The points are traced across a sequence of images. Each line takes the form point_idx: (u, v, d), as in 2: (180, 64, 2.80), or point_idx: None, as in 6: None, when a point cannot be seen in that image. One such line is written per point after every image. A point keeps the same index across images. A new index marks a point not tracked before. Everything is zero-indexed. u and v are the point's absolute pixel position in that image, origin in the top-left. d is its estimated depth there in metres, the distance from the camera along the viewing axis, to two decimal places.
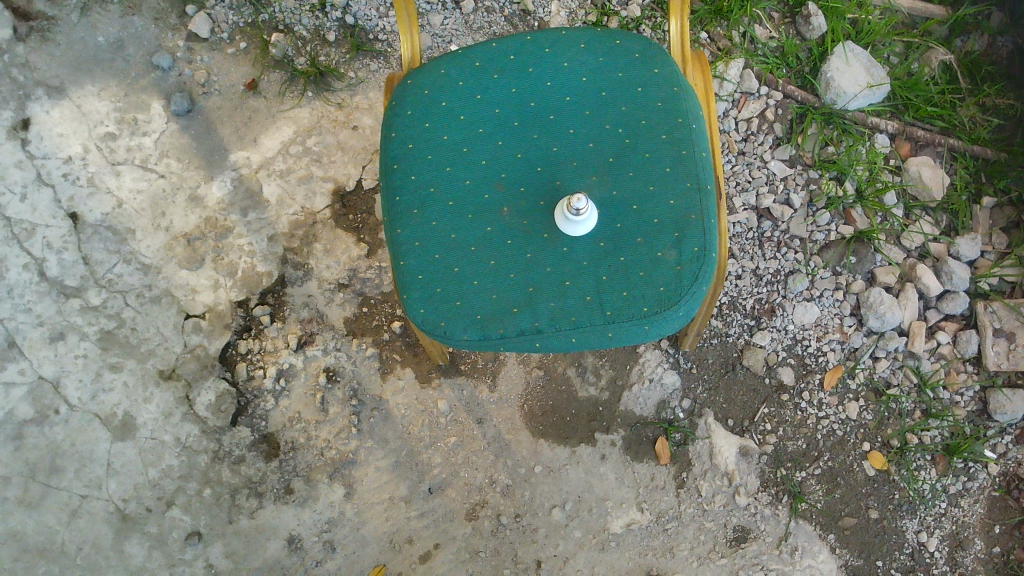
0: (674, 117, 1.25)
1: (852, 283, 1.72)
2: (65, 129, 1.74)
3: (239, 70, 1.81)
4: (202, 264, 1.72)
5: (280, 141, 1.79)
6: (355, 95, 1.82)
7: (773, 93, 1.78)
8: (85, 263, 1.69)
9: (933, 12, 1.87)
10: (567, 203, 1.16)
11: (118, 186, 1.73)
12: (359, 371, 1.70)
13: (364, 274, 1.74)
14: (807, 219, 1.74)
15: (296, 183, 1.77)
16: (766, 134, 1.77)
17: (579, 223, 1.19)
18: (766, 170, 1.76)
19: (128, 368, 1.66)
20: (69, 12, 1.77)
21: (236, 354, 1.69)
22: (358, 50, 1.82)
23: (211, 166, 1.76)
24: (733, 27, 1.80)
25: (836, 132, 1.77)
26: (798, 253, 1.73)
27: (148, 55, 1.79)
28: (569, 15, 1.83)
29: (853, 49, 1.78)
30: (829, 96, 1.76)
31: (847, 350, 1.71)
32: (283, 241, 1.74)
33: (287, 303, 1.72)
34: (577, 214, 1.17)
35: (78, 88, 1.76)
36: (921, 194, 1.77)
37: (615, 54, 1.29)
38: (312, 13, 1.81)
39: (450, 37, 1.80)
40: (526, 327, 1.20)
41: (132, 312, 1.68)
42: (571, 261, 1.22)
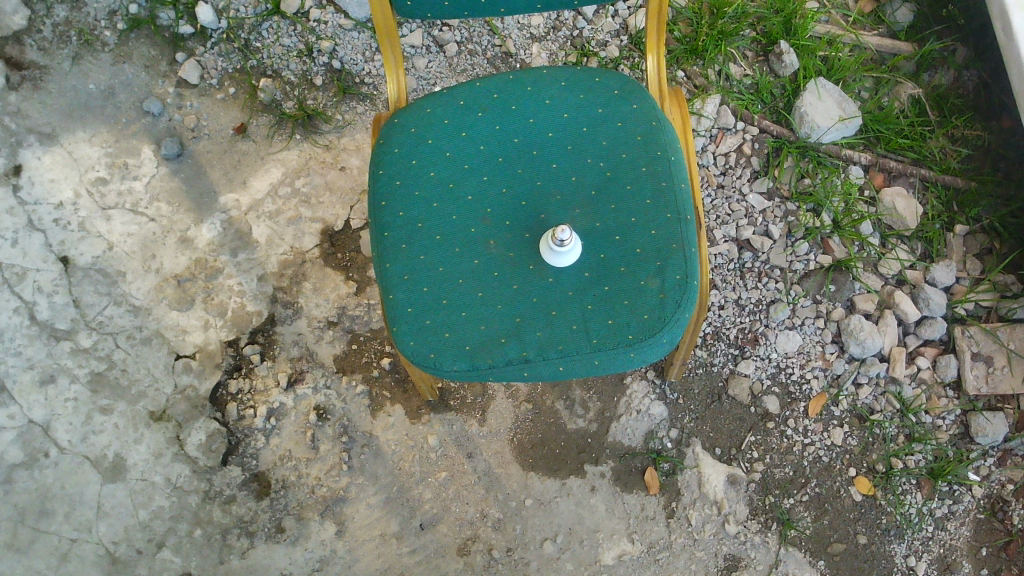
0: (654, 150, 1.29)
1: (833, 311, 1.76)
2: (56, 174, 1.77)
3: (228, 115, 1.85)
4: (192, 305, 1.74)
5: (269, 183, 1.82)
6: (343, 137, 1.86)
7: (749, 127, 1.84)
8: (75, 306, 1.71)
9: (901, 48, 1.94)
10: (552, 238, 1.21)
11: (108, 229, 1.76)
12: (349, 409, 1.71)
13: (353, 312, 1.76)
14: (786, 249, 1.78)
15: (285, 224, 1.80)
16: (744, 167, 1.83)
17: (568, 254, 1.23)
18: (745, 203, 1.80)
19: (119, 410, 1.67)
20: (60, 61, 1.82)
21: (227, 394, 1.70)
22: (345, 93, 1.86)
23: (201, 208, 1.79)
24: (709, 65, 1.86)
25: (811, 165, 1.82)
26: (779, 283, 1.77)
27: (139, 101, 1.83)
28: (550, 56, 1.88)
29: (826, 85, 1.84)
30: (803, 130, 1.81)
31: (830, 377, 1.74)
32: (272, 280, 1.77)
33: (277, 341, 1.74)
34: (563, 246, 1.21)
35: (69, 135, 1.79)
36: (896, 223, 1.81)
37: (595, 90, 1.34)
38: (300, 58, 1.86)
39: (435, 80, 1.85)
40: (514, 357, 1.22)
41: (122, 353, 1.70)
42: (557, 292, 1.25)
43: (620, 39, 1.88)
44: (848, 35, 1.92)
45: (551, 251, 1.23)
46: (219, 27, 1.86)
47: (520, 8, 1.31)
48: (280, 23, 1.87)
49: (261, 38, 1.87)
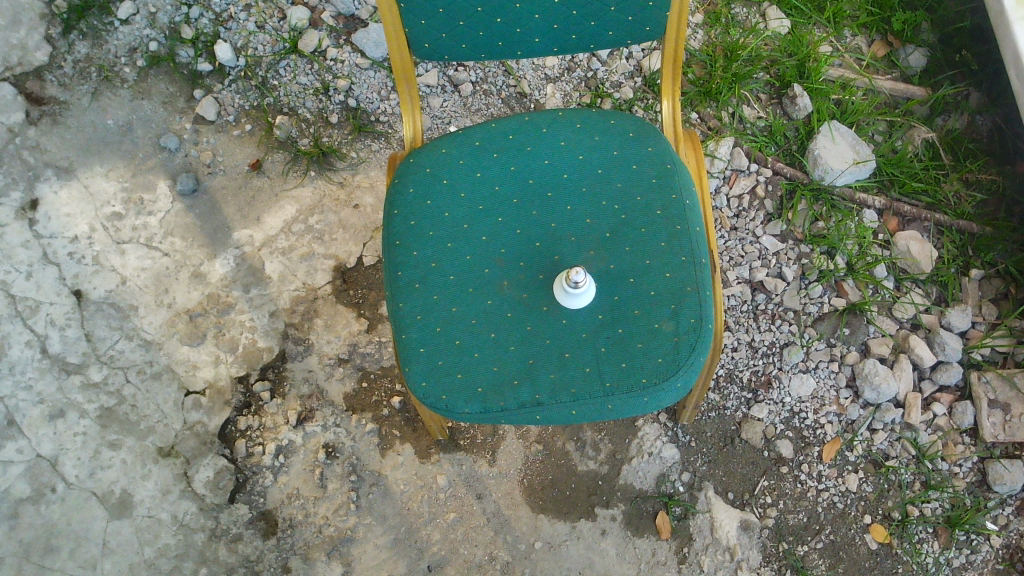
0: (669, 193, 1.29)
1: (847, 355, 1.75)
2: (73, 208, 1.79)
3: (244, 151, 1.86)
4: (203, 340, 1.74)
5: (283, 220, 1.82)
6: (357, 174, 1.86)
7: (763, 169, 1.84)
8: (87, 340, 1.71)
9: (915, 93, 1.94)
10: (566, 282, 1.21)
11: (122, 264, 1.77)
12: (358, 447, 1.70)
13: (364, 349, 1.75)
14: (800, 291, 1.78)
15: (298, 261, 1.80)
16: (757, 210, 1.82)
17: (580, 295, 1.22)
18: (759, 245, 1.80)
19: (127, 446, 1.66)
20: (80, 96, 1.84)
21: (236, 431, 1.69)
22: (360, 131, 1.87)
23: (215, 244, 1.80)
24: (722, 107, 1.86)
25: (825, 208, 1.82)
26: (792, 325, 1.77)
27: (156, 137, 1.85)
28: (565, 97, 1.89)
29: (839, 128, 1.84)
30: (817, 173, 1.81)
31: (845, 422, 1.73)
32: (284, 316, 1.76)
33: (287, 378, 1.73)
34: (575, 289, 1.21)
35: (86, 170, 1.81)
36: (911, 267, 1.80)
37: (609, 133, 1.34)
38: (316, 96, 1.87)
39: (450, 118, 1.86)
40: (527, 400, 1.22)
41: (132, 388, 1.69)
42: (570, 334, 1.25)
43: (634, 81, 1.90)
44: (862, 79, 1.93)
45: (565, 289, 1.23)
46: (237, 65, 1.87)
47: (537, 51, 1.32)
48: (297, 61, 1.88)
49: (278, 76, 1.88)
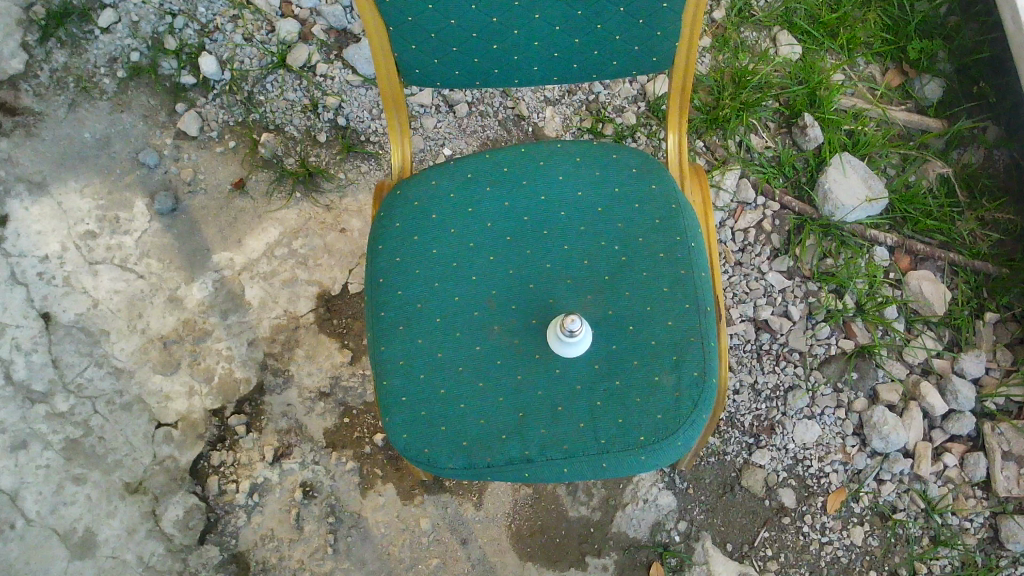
0: (672, 235, 1.21)
1: (854, 401, 1.66)
2: (44, 226, 1.70)
3: (227, 169, 1.77)
4: (177, 369, 1.65)
5: (266, 243, 1.73)
6: (345, 197, 1.77)
7: (770, 203, 1.75)
8: (54, 366, 1.62)
9: (930, 125, 1.85)
10: (560, 330, 1.12)
11: (94, 286, 1.68)
12: (337, 486, 1.61)
13: (347, 383, 1.66)
14: (806, 332, 1.69)
15: (280, 287, 1.71)
16: (763, 245, 1.73)
17: (576, 344, 1.13)
18: (764, 281, 1.71)
19: (93, 480, 1.57)
20: (56, 107, 1.75)
21: (208, 467, 1.61)
22: (349, 151, 1.78)
23: (193, 266, 1.71)
24: (730, 135, 1.78)
25: (834, 244, 1.73)
26: (798, 368, 1.68)
27: (135, 151, 1.75)
28: (564, 120, 1.81)
29: (850, 161, 1.74)
30: (827, 208, 1.72)
31: (851, 471, 1.64)
32: (263, 346, 1.67)
33: (265, 412, 1.64)
34: (568, 339, 1.12)
35: (60, 185, 1.72)
36: (923, 308, 1.72)
37: (611, 168, 1.25)
38: (304, 114, 1.78)
39: (443, 140, 1.78)
40: (516, 456, 1.13)
41: (100, 419, 1.60)
42: (564, 385, 1.16)
43: (638, 105, 1.82)
44: (874, 110, 1.83)
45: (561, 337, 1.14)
46: (222, 78, 1.78)
47: (535, 79, 1.23)
48: (285, 76, 1.79)
49: (264, 91, 1.79)
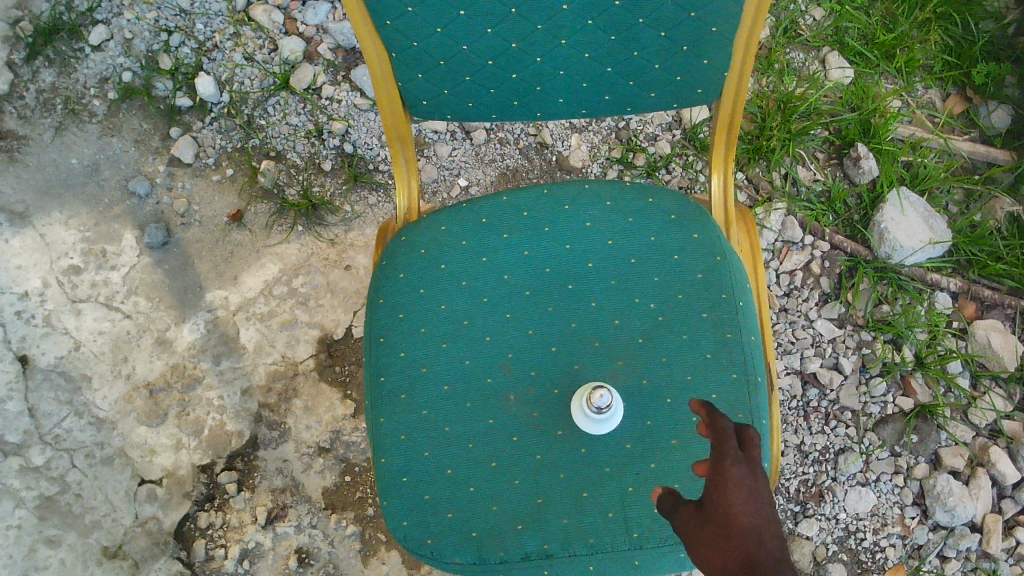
0: (717, 294, 1.05)
1: (914, 467, 1.49)
2: (24, 260, 1.56)
3: (224, 199, 1.62)
4: (163, 420, 1.50)
5: (264, 281, 1.59)
6: (350, 231, 1.63)
7: (819, 243, 1.59)
8: (30, 415, 1.48)
9: (996, 156, 1.67)
10: (586, 400, 0.95)
11: (77, 326, 1.53)
12: (336, 553, 1.47)
13: (349, 438, 1.51)
14: (859, 388, 1.53)
15: (278, 329, 1.56)
16: (811, 289, 1.57)
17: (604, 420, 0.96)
18: (812, 330, 1.55)
19: (67, 543, 1.43)
20: (42, 131, 1.61)
21: (195, 529, 1.46)
22: (355, 181, 1.63)
23: (184, 306, 1.56)
24: (774, 168, 1.61)
25: (891, 289, 1.56)
26: (850, 428, 1.51)
27: (125, 179, 1.62)
28: (591, 149, 1.65)
29: (908, 197, 1.58)
30: (883, 250, 1.55)
31: (910, 546, 1.47)
32: (258, 395, 1.53)
33: (258, 468, 1.50)
34: (593, 414, 0.95)
35: (44, 216, 1.58)
36: (991, 363, 1.54)
37: (646, 213, 1.09)
38: (308, 139, 1.64)
39: (459, 170, 1.63)
40: (533, 551, 0.97)
41: (78, 475, 1.46)
42: (591, 467, 0.99)
43: (672, 133, 1.66)
44: (935, 139, 1.67)
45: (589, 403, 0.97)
46: (220, 101, 1.64)
47: (560, 112, 1.08)
48: (288, 99, 1.65)
49: (266, 115, 1.65)
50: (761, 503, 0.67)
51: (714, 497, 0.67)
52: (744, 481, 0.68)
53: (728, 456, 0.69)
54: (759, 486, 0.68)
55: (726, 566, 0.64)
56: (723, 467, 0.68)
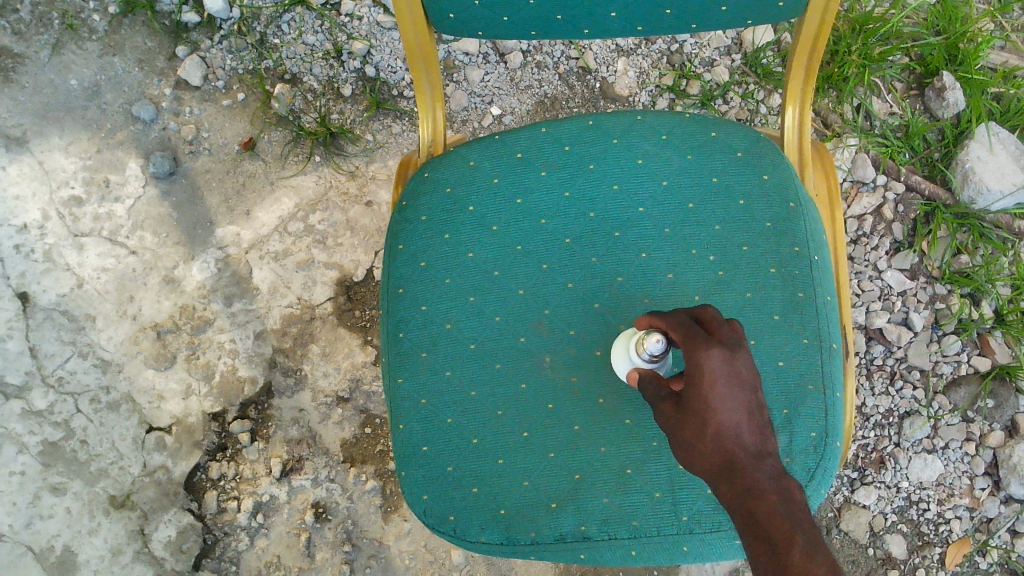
0: (788, 246, 0.90)
1: (988, 435, 1.36)
2: (23, 190, 1.44)
3: (235, 126, 1.49)
4: (172, 364, 1.40)
5: (279, 216, 1.46)
6: (372, 163, 1.49)
7: (892, 184, 1.43)
8: (32, 356, 1.39)
9: None
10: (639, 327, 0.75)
11: (79, 262, 1.43)
12: (355, 509, 1.38)
13: (369, 387, 1.41)
14: (931, 347, 1.39)
15: (294, 269, 1.45)
16: (882, 236, 1.42)
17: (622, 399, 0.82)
18: (880, 282, 1.40)
19: (73, 492, 1.35)
20: (38, 48, 1.46)
21: (206, 480, 1.38)
22: (377, 108, 1.49)
23: (192, 242, 1.45)
24: (845, 100, 1.44)
25: (972, 238, 1.41)
26: (917, 390, 1.38)
27: (128, 103, 1.48)
28: (639, 75, 1.49)
29: (998, 133, 1.41)
30: (966, 194, 1.40)
31: (978, 519, 1.35)
32: (273, 340, 1.42)
33: (273, 418, 1.40)
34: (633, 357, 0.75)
35: (41, 141, 1.45)
36: None
37: (708, 150, 0.93)
38: (326, 61, 1.49)
39: (491, 97, 1.47)
40: (568, 534, 0.85)
41: (83, 420, 1.37)
42: (637, 441, 0.86)
43: (730, 58, 1.49)
44: None
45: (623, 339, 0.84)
46: (230, 17, 1.48)
47: (612, 29, 0.92)
48: (304, 15, 1.49)
49: (279, 33, 1.50)
50: (740, 397, 0.65)
51: (691, 399, 0.65)
52: (716, 376, 0.65)
53: (701, 348, 0.66)
54: (737, 379, 0.66)
55: (705, 468, 0.65)
56: (696, 365, 0.65)
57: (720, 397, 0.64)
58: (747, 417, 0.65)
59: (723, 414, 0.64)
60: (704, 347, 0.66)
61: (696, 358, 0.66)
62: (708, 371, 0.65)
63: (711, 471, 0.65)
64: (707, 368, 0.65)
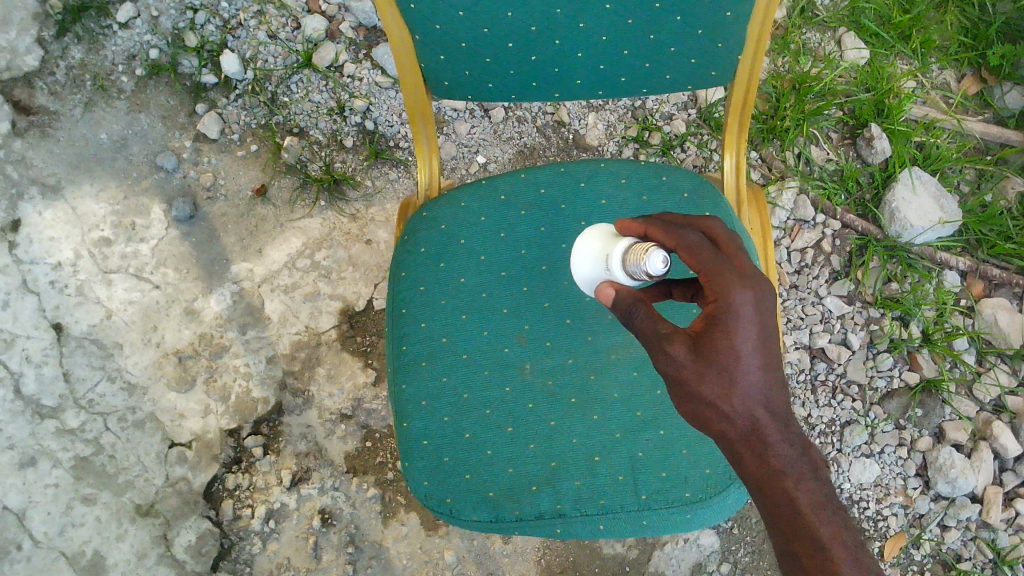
0: None
1: (918, 440, 1.55)
2: (57, 232, 1.60)
3: (248, 174, 1.67)
4: (192, 386, 1.56)
5: (288, 254, 1.64)
6: (371, 206, 1.68)
7: (830, 222, 1.63)
8: (65, 380, 1.54)
9: (1009, 138, 1.70)
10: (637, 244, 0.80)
11: (108, 295, 1.59)
12: (357, 514, 1.54)
13: (370, 405, 1.58)
14: (867, 363, 1.57)
15: (301, 300, 1.62)
16: (822, 267, 1.61)
17: (580, 286, 0.90)
18: (821, 307, 1.59)
19: (102, 501, 1.50)
20: (72, 106, 1.63)
21: (223, 490, 1.54)
22: (376, 158, 1.68)
23: (210, 277, 1.62)
24: (787, 147, 1.64)
25: (900, 268, 1.60)
26: (856, 402, 1.56)
27: (153, 155, 1.65)
28: (608, 127, 1.69)
29: (920, 177, 1.61)
30: (893, 229, 1.59)
31: (912, 516, 1.52)
32: (283, 363, 1.59)
33: (283, 433, 1.57)
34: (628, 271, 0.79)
35: (75, 189, 1.62)
36: (997, 341, 1.58)
37: (660, 191, 1.12)
38: (330, 117, 1.68)
39: (477, 148, 1.67)
40: (547, 511, 1.02)
41: (111, 437, 1.53)
42: (603, 433, 1.04)
43: (687, 113, 1.70)
44: (948, 121, 1.69)
45: (595, 227, 0.89)
46: (244, 78, 1.67)
47: (578, 92, 1.11)
48: (311, 76, 1.68)
49: (289, 92, 1.69)
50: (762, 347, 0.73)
51: (725, 347, 0.71)
52: (747, 324, 0.72)
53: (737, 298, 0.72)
54: (763, 329, 0.73)
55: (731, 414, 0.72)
56: (735, 313, 0.72)
57: (754, 348, 0.71)
58: (767, 364, 0.73)
59: (753, 362, 0.72)
60: (737, 289, 0.72)
61: (732, 304, 0.72)
62: (743, 319, 0.72)
63: (737, 417, 0.72)
64: (740, 311, 0.72)
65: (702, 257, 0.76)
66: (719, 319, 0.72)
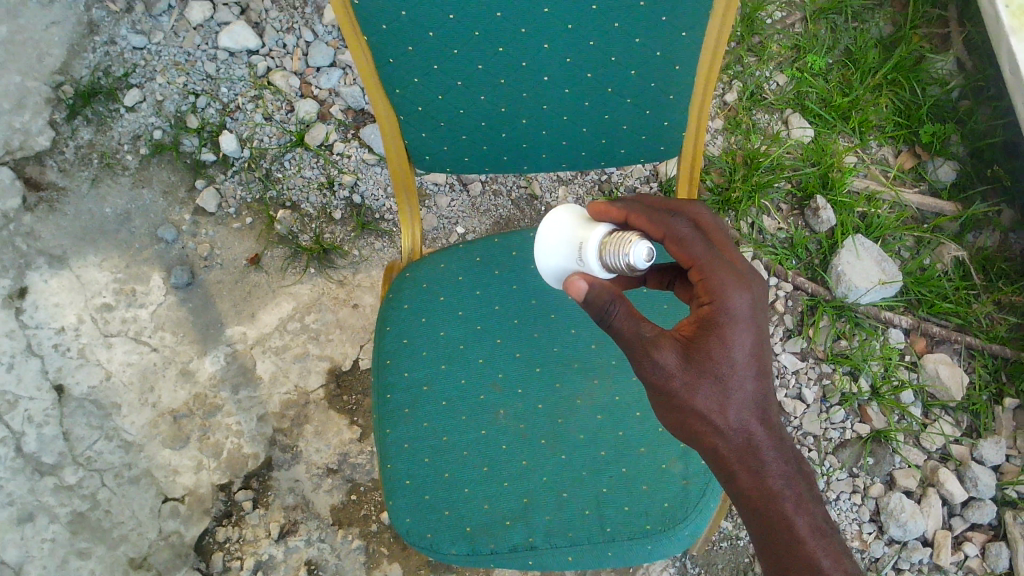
0: None
1: (870, 486, 1.65)
2: (62, 299, 1.71)
3: (243, 245, 1.79)
4: (186, 443, 1.65)
5: (279, 318, 1.75)
6: (358, 273, 1.80)
7: (783, 284, 1.77)
8: (65, 439, 1.63)
9: (943, 207, 1.86)
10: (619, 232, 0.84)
11: (108, 358, 1.69)
12: (342, 565, 1.61)
13: (355, 460, 1.66)
14: (821, 415, 1.69)
15: (291, 361, 1.72)
16: (777, 325, 1.74)
17: (543, 270, 0.91)
18: (777, 362, 1.71)
19: (97, 555, 1.59)
20: (79, 183, 1.76)
21: (212, 543, 1.62)
22: (363, 229, 1.80)
23: (205, 340, 1.72)
24: (742, 217, 1.79)
25: (848, 326, 1.73)
26: (813, 452, 1.67)
27: (153, 227, 1.77)
28: (577, 200, 1.84)
29: (863, 243, 1.75)
30: (839, 290, 1.72)
31: (868, 560, 1.61)
32: (273, 421, 1.68)
33: (272, 487, 1.64)
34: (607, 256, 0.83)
35: (79, 258, 1.73)
36: (940, 393, 1.71)
37: None
38: (320, 191, 1.81)
39: (456, 219, 1.81)
40: (519, 543, 1.11)
41: (108, 493, 1.61)
42: (571, 471, 1.14)
43: (649, 186, 1.85)
44: (887, 193, 1.85)
45: (563, 210, 0.90)
46: (241, 155, 1.80)
47: (544, 164, 1.25)
48: (303, 154, 1.82)
49: (282, 169, 1.82)
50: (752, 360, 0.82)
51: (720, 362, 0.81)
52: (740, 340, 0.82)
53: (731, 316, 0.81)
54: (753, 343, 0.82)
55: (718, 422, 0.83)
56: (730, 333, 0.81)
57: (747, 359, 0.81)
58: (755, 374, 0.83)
59: (747, 375, 0.82)
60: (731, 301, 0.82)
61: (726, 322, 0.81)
62: (735, 336, 0.81)
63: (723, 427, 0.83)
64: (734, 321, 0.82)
65: (694, 256, 0.85)
66: (717, 332, 0.81)
